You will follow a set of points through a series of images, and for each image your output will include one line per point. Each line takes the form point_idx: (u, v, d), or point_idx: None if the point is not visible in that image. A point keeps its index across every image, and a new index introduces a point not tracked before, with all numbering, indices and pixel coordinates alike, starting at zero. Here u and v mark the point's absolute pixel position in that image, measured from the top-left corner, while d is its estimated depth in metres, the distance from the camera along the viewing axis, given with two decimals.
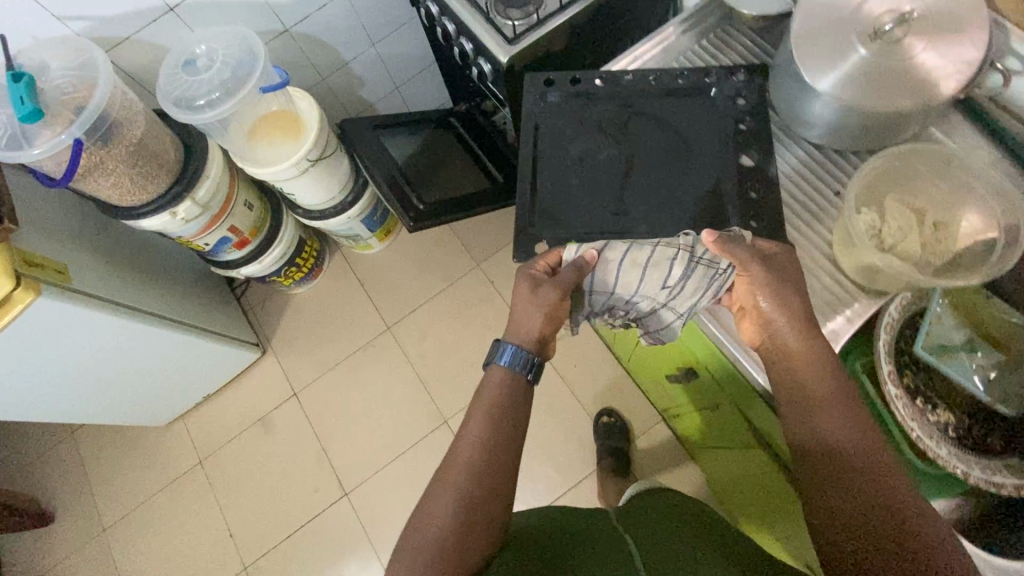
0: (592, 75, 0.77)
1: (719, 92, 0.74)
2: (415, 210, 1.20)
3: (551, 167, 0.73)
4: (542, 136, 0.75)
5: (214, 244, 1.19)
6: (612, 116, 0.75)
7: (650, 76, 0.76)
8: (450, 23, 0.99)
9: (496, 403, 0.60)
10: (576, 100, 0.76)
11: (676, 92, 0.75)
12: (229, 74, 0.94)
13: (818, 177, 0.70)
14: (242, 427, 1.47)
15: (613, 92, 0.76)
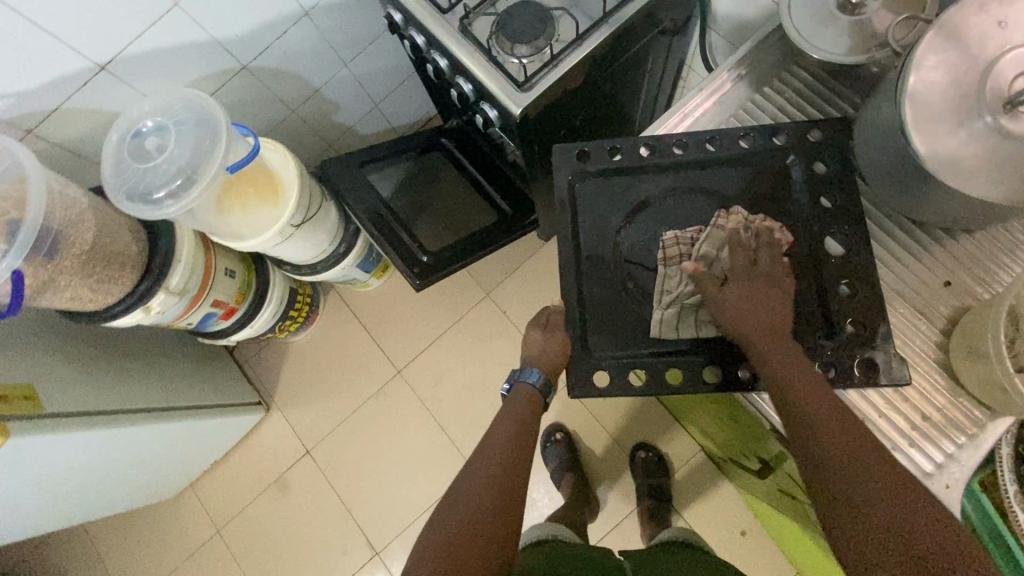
0: (635, 143, 0.65)
1: (794, 159, 0.63)
2: (419, 265, 1.07)
3: (595, 264, 0.63)
4: (584, 223, 0.64)
5: (198, 321, 1.05)
6: (662, 193, 0.64)
7: (706, 141, 0.65)
8: (443, 60, 0.83)
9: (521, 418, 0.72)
10: (619, 177, 0.65)
11: (737, 159, 0.64)
12: (188, 154, 0.79)
13: (915, 258, 0.60)
14: (256, 490, 1.38)
15: (662, 164, 0.65)
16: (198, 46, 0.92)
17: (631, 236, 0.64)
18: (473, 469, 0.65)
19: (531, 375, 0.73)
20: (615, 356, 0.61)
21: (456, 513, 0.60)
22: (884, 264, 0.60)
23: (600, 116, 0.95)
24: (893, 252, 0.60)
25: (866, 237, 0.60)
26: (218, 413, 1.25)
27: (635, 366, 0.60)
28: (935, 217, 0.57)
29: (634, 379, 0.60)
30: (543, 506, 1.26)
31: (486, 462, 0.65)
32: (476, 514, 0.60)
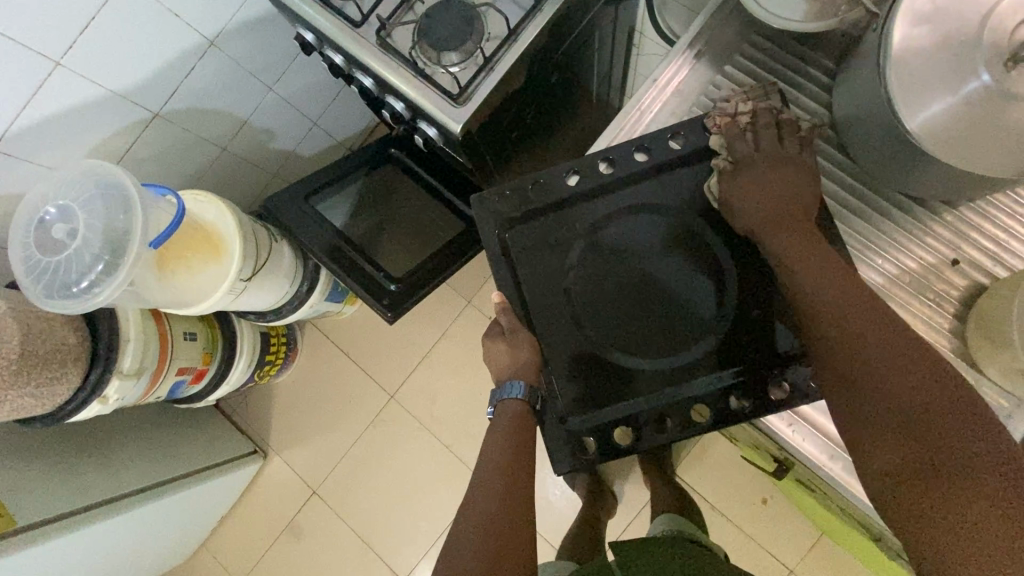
0: (565, 174, 0.65)
1: (736, 148, 0.62)
2: (387, 296, 1.01)
3: (545, 308, 0.64)
4: (525, 274, 0.65)
5: (167, 392, 0.99)
6: (605, 218, 0.65)
7: (658, 141, 0.64)
8: (367, 78, 0.74)
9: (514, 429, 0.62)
10: (553, 214, 0.65)
11: (675, 163, 0.64)
12: (101, 237, 0.70)
13: (899, 226, 0.59)
14: (271, 538, 1.34)
15: (596, 190, 0.65)
16: (95, 103, 0.82)
17: (580, 279, 0.64)
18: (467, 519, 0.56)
19: (512, 389, 0.63)
20: (610, 410, 0.62)
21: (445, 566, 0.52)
22: (870, 237, 0.59)
23: (551, 108, 0.88)
24: (873, 228, 0.59)
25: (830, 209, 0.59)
26: (208, 475, 1.19)
27: (620, 424, 0.62)
28: (927, 191, 0.51)
29: (618, 438, 0.62)
30: (562, 508, 1.23)
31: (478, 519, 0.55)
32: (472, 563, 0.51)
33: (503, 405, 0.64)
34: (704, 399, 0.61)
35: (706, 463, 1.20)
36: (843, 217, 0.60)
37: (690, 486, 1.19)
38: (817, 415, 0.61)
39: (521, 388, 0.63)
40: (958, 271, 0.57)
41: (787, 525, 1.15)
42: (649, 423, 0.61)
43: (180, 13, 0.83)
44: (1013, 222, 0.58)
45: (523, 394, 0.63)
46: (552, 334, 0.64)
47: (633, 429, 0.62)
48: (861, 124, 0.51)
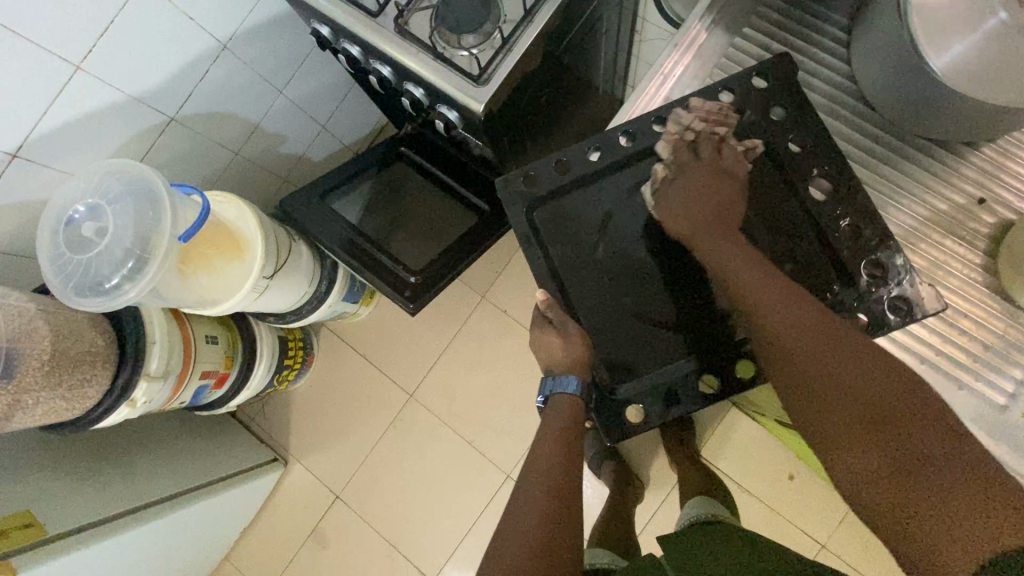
0: (582, 151, 0.65)
1: (748, 112, 0.62)
2: (409, 288, 1.01)
3: (578, 281, 0.65)
4: (553, 251, 0.66)
5: (190, 397, 0.99)
6: (630, 190, 0.65)
7: (680, 105, 0.63)
8: (387, 68, 0.76)
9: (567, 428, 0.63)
10: (575, 191, 0.65)
11: (694, 135, 0.64)
12: (131, 235, 0.71)
13: (927, 171, 0.60)
14: (295, 547, 1.33)
15: (614, 165, 0.65)
16: (114, 107, 0.83)
17: (607, 256, 0.65)
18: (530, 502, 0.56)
19: (568, 383, 0.63)
20: (656, 375, 0.64)
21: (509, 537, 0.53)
22: (896, 181, 0.60)
23: (563, 92, 0.89)
24: (897, 173, 0.60)
25: (850, 159, 0.60)
26: (230, 484, 1.18)
27: (665, 389, 0.64)
28: (953, 134, 0.53)
29: (667, 403, 0.63)
30: (588, 496, 1.23)
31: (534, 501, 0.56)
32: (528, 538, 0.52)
33: (556, 402, 0.65)
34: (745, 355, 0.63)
35: (730, 443, 1.20)
36: (873, 173, 0.60)
37: (716, 465, 1.19)
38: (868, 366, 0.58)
39: (576, 384, 0.63)
40: (985, 210, 0.58)
41: (815, 500, 1.16)
42: (695, 386, 0.63)
43: (193, 15, 0.84)
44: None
45: (579, 390, 0.63)
46: (588, 313, 0.65)
47: (679, 392, 0.63)
48: (879, 74, 0.53)
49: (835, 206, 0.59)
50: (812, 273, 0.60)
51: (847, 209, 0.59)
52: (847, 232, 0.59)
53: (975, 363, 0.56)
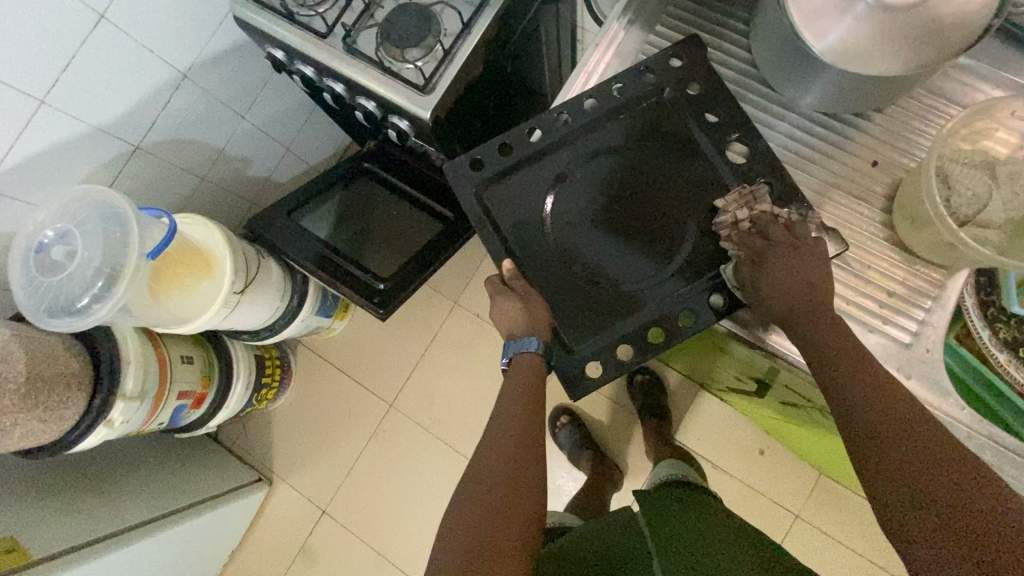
0: (522, 132, 0.63)
1: (668, 89, 0.63)
2: (377, 295, 1.05)
3: (532, 258, 0.62)
4: (505, 231, 0.62)
5: (168, 417, 1.00)
6: (570, 166, 0.63)
7: (612, 86, 0.64)
8: (339, 85, 0.81)
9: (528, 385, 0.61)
10: (522, 172, 0.63)
11: (622, 109, 0.64)
12: (100, 255, 0.73)
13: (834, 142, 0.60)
14: (285, 566, 1.33)
15: (554, 144, 0.63)
16: (79, 138, 0.87)
17: (559, 230, 0.62)
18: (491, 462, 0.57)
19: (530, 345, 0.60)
20: (605, 335, 0.60)
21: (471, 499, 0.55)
22: (806, 148, 0.61)
23: (511, 98, 0.95)
24: (807, 143, 0.61)
25: (763, 133, 0.62)
26: (216, 504, 1.19)
27: (618, 344, 0.60)
28: (846, 106, 0.59)
29: (621, 356, 0.60)
30: (571, 489, 1.26)
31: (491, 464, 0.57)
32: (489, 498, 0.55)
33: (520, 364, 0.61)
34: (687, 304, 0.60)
35: (702, 425, 1.25)
36: (790, 151, 0.61)
37: (690, 447, 1.24)
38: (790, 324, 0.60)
39: (537, 345, 0.60)
40: (881, 171, 0.59)
41: (785, 472, 1.20)
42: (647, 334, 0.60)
43: (153, 48, 0.88)
44: (925, 116, 0.59)
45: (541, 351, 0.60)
46: (538, 284, 0.61)
47: (627, 347, 0.60)
48: (774, 58, 0.59)
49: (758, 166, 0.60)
50: None
51: (762, 164, 0.60)
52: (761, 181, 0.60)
53: (882, 310, 0.56)
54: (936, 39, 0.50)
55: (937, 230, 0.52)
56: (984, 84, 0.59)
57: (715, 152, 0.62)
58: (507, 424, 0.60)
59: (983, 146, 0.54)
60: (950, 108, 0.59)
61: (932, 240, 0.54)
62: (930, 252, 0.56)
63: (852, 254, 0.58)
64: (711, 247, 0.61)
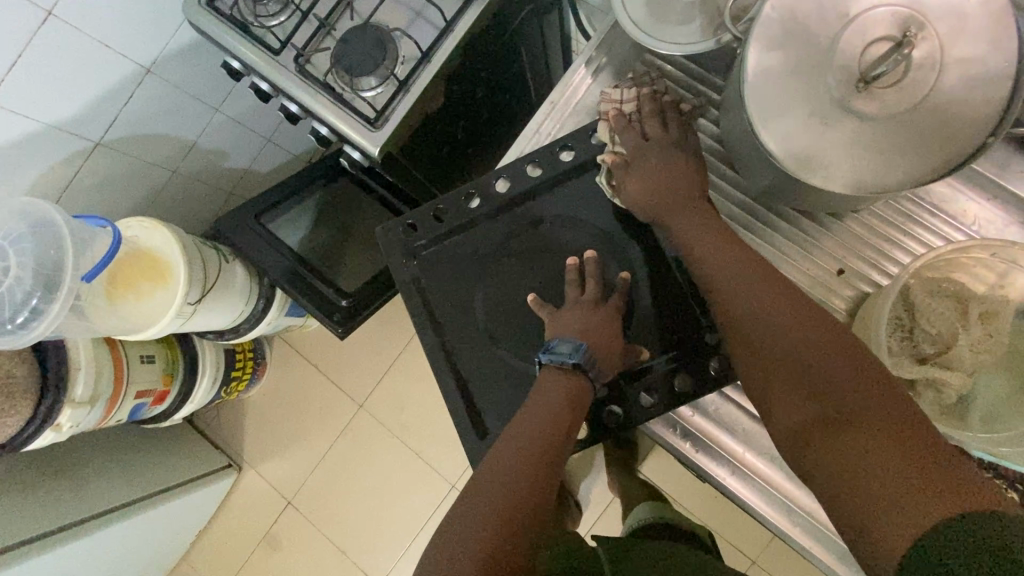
0: (459, 195, 0.59)
1: (619, 153, 0.58)
2: (339, 311, 1.03)
3: (461, 334, 0.58)
4: (435, 302, 0.58)
5: (128, 415, 1.01)
6: (509, 236, 0.59)
7: (560, 150, 0.58)
8: (292, 106, 0.76)
9: (568, 395, 0.51)
10: (456, 239, 0.59)
11: (570, 176, 0.58)
12: (34, 273, 0.72)
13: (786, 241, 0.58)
14: (249, 549, 1.37)
15: (494, 212, 0.59)
16: (32, 136, 0.84)
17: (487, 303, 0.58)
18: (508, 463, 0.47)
19: (575, 352, 0.52)
20: None
21: (479, 502, 0.45)
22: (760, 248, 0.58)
23: (486, 121, 0.89)
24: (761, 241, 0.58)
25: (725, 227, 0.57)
26: (181, 491, 1.22)
27: None
28: (812, 205, 0.53)
29: None
30: None
31: (509, 466, 0.47)
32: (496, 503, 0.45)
33: (554, 370, 0.53)
34: (620, 399, 0.56)
35: (670, 461, 1.22)
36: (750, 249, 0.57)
37: (653, 481, 1.22)
38: (720, 437, 0.63)
39: (581, 356, 0.52)
40: (843, 281, 0.56)
41: (747, 517, 1.18)
42: None
43: (109, 44, 0.84)
44: (908, 225, 0.57)
45: (584, 363, 0.51)
46: (460, 365, 0.57)
47: None
48: (739, 140, 0.53)
49: None
50: (675, 319, 0.57)
51: None
52: None
53: None
54: (919, 157, 0.43)
55: (888, 365, 0.48)
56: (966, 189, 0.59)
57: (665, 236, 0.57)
58: (537, 424, 0.49)
59: (959, 278, 0.53)
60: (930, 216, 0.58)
61: None
62: None
63: None
64: (649, 340, 0.57)
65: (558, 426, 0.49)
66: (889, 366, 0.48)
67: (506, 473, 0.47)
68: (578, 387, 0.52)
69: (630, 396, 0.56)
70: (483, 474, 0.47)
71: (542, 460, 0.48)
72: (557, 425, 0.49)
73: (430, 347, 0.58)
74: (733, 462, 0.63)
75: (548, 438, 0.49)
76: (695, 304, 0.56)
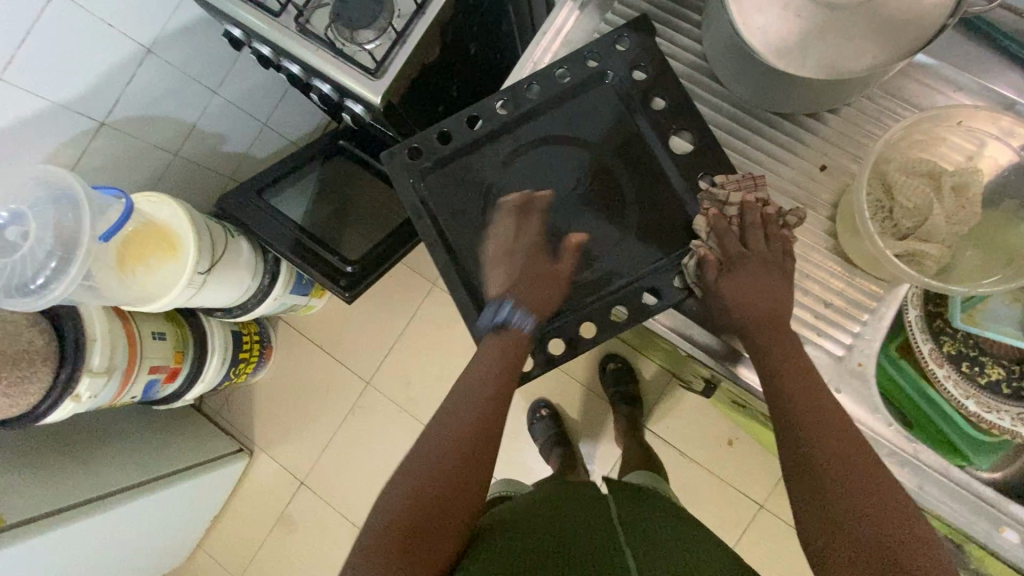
0: (461, 120, 0.62)
1: (611, 74, 0.61)
2: (346, 277, 1.06)
3: (470, 251, 0.61)
4: (443, 222, 0.61)
5: (142, 391, 1.03)
6: (511, 157, 0.62)
7: (555, 74, 0.61)
8: (294, 65, 0.79)
9: (494, 372, 0.58)
10: (460, 162, 0.62)
11: (566, 99, 0.62)
12: (52, 236, 0.74)
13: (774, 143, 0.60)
14: (265, 532, 1.38)
15: (495, 133, 0.62)
16: (39, 114, 0.86)
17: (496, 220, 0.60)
18: (452, 419, 0.59)
19: None
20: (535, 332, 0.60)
21: (429, 447, 0.58)
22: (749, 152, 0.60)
23: (479, 79, 0.92)
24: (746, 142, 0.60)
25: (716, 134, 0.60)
26: (195, 473, 1.23)
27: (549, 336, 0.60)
28: (794, 106, 0.57)
29: (553, 349, 0.61)
30: (540, 472, 1.29)
31: (454, 419, 0.59)
32: (441, 452, 0.58)
33: (489, 336, 0.59)
34: (621, 299, 0.59)
35: (674, 414, 1.25)
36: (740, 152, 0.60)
37: (660, 434, 1.25)
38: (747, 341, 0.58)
39: None
40: (831, 176, 0.59)
41: (751, 463, 1.21)
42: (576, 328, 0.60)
43: (112, 21, 0.87)
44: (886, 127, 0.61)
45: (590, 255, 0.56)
46: (471, 277, 0.61)
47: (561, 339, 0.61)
48: (722, 49, 0.56)
49: (704, 165, 0.59)
50: (671, 221, 0.60)
51: (706, 166, 0.59)
52: (704, 185, 0.59)
53: (819, 321, 0.56)
54: (886, 40, 0.47)
55: (874, 243, 0.52)
56: (946, 82, 0.60)
57: (659, 143, 0.60)
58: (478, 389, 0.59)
59: (932, 166, 0.57)
60: (909, 108, 0.60)
61: (872, 250, 0.53)
62: (869, 262, 0.55)
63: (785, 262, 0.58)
64: (646, 242, 0.60)
65: (487, 397, 0.59)
66: (875, 244, 0.52)
67: (449, 428, 0.59)
68: (511, 345, 0.58)
69: (632, 296, 0.59)
70: (435, 426, 0.60)
71: (479, 417, 0.59)
72: (489, 393, 0.59)
73: (442, 267, 0.61)
74: None
75: (485, 400, 0.59)
76: (689, 206, 0.59)
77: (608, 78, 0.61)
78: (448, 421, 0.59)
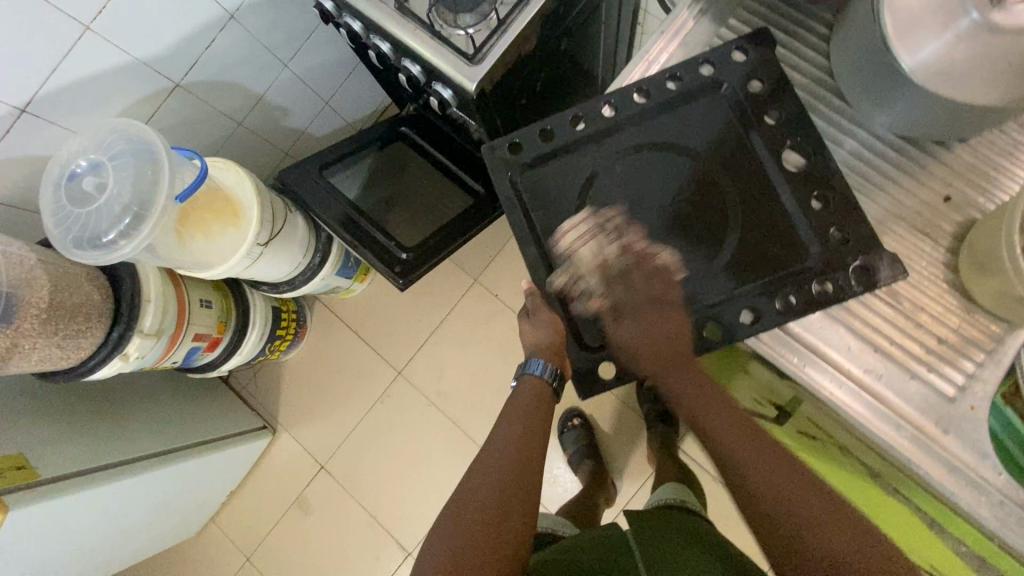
0: (565, 118, 0.60)
1: (727, 85, 0.59)
2: (400, 264, 1.04)
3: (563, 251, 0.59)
4: (536, 220, 0.60)
5: (183, 358, 1.02)
6: (615, 157, 0.60)
7: (668, 79, 0.60)
8: (385, 44, 0.78)
9: (528, 406, 0.69)
10: (559, 160, 0.60)
11: (676, 104, 0.60)
12: (130, 191, 0.73)
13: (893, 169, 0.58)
14: (279, 513, 1.36)
15: (600, 134, 0.60)
16: (121, 69, 0.85)
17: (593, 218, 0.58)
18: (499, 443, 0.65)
19: None
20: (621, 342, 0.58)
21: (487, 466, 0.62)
22: (866, 176, 0.58)
23: (561, 78, 0.91)
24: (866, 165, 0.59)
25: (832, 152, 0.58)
26: (220, 446, 1.22)
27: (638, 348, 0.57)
28: (922, 131, 0.55)
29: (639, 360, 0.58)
30: (566, 481, 1.27)
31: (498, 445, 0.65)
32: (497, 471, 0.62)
33: (523, 382, 0.71)
34: (718, 315, 0.56)
35: None
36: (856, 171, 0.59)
37: (694, 456, 1.22)
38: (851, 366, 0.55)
39: None
40: (952, 208, 0.57)
41: None
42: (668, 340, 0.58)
43: None
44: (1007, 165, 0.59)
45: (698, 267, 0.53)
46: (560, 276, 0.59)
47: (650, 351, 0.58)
48: (856, 67, 0.55)
49: (820, 184, 0.57)
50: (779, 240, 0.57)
51: (820, 186, 0.57)
52: (816, 204, 0.57)
53: (929, 356, 0.55)
54: None
55: (1003, 280, 0.50)
56: None
57: (771, 159, 0.58)
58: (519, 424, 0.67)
59: None
60: None
61: (1001, 287, 0.51)
62: (992, 300, 0.53)
63: (895, 294, 0.56)
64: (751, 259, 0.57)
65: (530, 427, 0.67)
66: (1005, 282, 0.50)
67: (497, 452, 0.64)
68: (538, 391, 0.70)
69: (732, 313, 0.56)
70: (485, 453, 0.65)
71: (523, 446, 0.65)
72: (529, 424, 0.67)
73: (533, 264, 0.59)
74: (873, 399, 0.54)
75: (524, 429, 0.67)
76: (799, 226, 0.57)
77: (723, 88, 0.60)
78: (494, 446, 0.65)
